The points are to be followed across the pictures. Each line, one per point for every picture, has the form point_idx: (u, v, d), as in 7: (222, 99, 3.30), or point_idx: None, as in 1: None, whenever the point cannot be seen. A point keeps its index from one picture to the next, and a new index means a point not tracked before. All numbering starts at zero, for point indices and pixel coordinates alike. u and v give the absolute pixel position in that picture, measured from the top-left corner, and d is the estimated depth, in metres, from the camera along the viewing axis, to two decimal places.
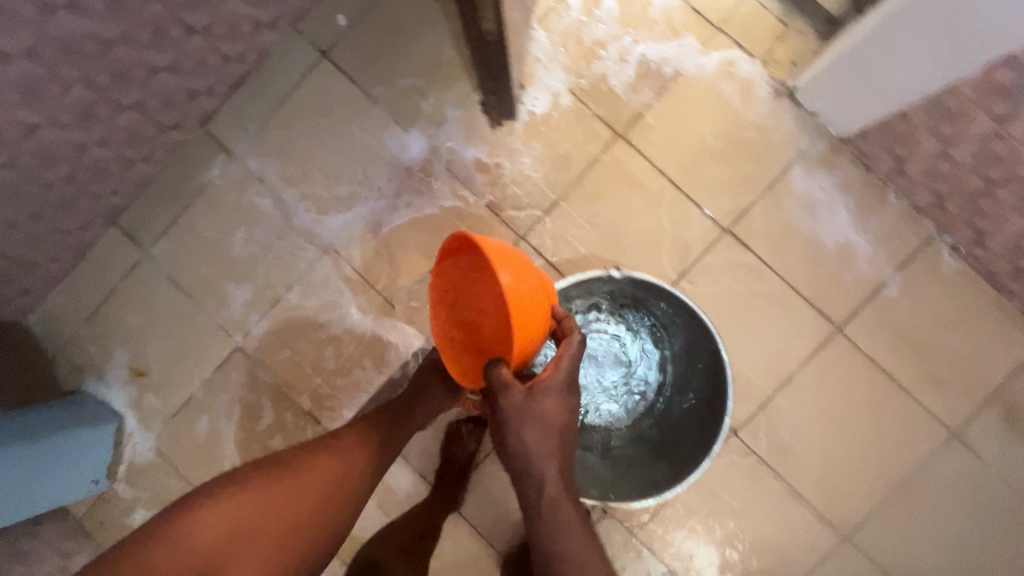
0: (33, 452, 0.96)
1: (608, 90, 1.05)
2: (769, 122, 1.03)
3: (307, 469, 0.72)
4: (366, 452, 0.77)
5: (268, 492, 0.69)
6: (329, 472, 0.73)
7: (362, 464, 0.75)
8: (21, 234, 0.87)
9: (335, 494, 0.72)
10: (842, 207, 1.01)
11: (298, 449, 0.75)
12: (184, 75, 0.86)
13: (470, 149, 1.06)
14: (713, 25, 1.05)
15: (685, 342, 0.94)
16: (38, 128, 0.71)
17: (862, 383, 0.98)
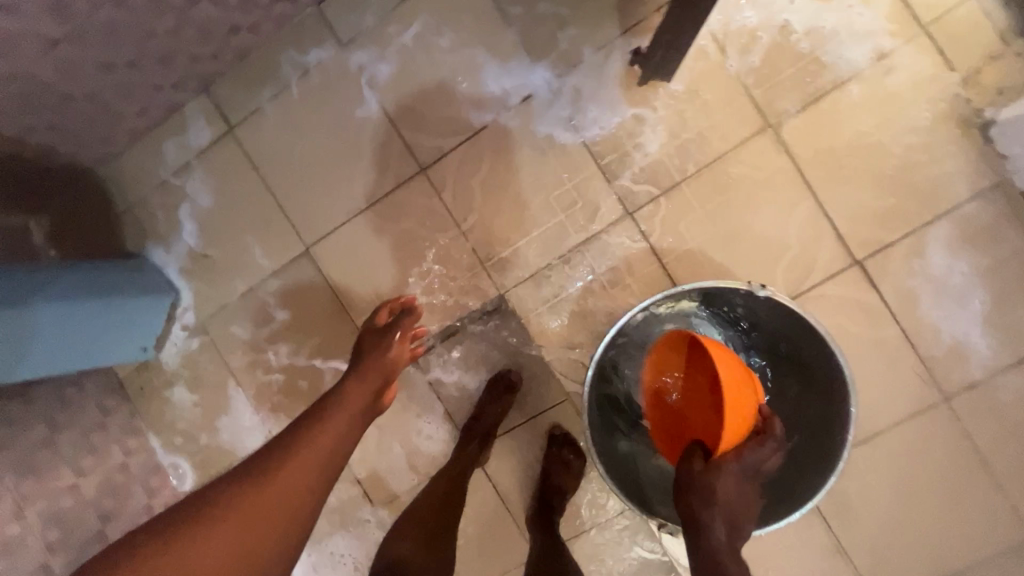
0: (86, 312, 0.92)
1: (770, 72, 0.91)
2: (946, 154, 0.88)
3: (291, 459, 0.53)
4: (351, 430, 0.59)
5: (249, 501, 0.49)
6: (280, 485, 0.51)
7: (330, 454, 0.55)
8: (68, 52, 0.79)
9: (292, 502, 0.51)
10: (1001, 269, 0.88)
11: (272, 440, 0.55)
12: None
13: (598, 101, 0.95)
14: (918, 24, 0.88)
15: (801, 376, 0.80)
16: None
17: (948, 463, 0.90)
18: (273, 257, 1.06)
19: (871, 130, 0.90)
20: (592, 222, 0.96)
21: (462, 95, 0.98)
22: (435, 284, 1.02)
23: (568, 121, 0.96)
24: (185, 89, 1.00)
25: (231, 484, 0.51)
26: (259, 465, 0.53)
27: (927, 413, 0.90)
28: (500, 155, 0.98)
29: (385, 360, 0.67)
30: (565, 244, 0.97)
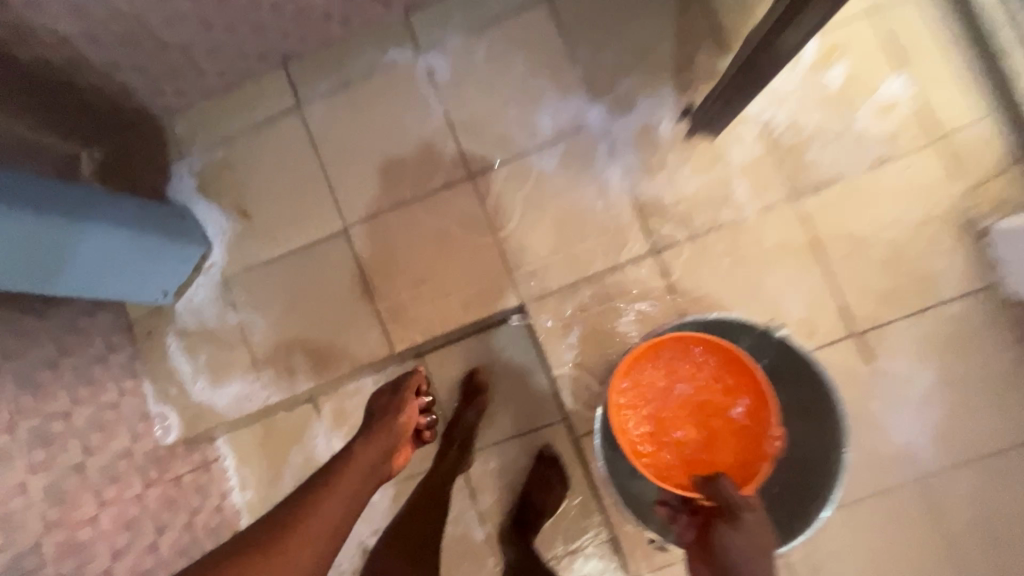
0: (130, 244, 0.93)
1: (802, 148, 1.00)
2: (949, 253, 0.95)
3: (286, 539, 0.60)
4: (342, 513, 0.65)
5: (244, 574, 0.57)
6: (302, 532, 0.61)
7: (339, 521, 0.64)
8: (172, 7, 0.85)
9: (310, 549, 0.61)
10: (986, 366, 0.94)
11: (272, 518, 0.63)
12: None
13: (644, 145, 1.03)
14: (937, 133, 0.97)
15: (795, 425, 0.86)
16: None
17: (917, 541, 0.94)
18: (311, 230, 1.10)
19: (887, 216, 0.97)
20: (618, 253, 1.02)
21: (521, 118, 1.06)
22: (461, 282, 1.06)
23: (613, 158, 1.04)
24: (266, 62, 1.06)
25: (262, 527, 0.62)
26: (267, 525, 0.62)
27: (903, 488, 0.94)
28: (545, 178, 1.05)
29: (391, 427, 0.77)
30: (590, 269, 1.03)
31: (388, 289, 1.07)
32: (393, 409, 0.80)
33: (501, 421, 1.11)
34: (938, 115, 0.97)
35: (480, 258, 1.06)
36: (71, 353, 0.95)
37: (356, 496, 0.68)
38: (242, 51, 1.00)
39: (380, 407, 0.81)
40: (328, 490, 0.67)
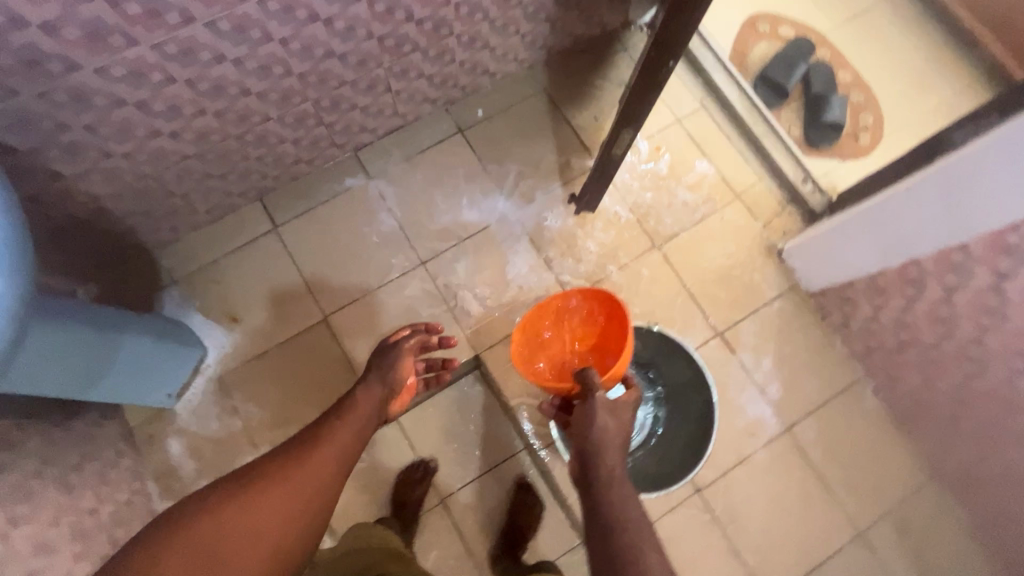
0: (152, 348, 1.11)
1: (653, 212, 1.42)
2: (762, 268, 1.39)
3: (286, 478, 0.77)
4: (337, 463, 0.82)
5: (255, 497, 0.75)
6: (331, 441, 0.84)
7: (332, 467, 0.81)
8: (181, 166, 1.12)
9: (335, 461, 0.82)
10: (805, 340, 1.34)
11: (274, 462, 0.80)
12: (354, 91, 1.20)
13: (547, 224, 1.41)
14: (734, 192, 1.44)
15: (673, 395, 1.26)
16: (228, 83, 0.99)
17: (797, 478, 1.26)
18: (294, 324, 1.33)
19: (718, 250, 1.40)
20: (543, 304, 1.35)
21: (453, 216, 1.41)
22: None
23: (526, 236, 1.40)
24: (247, 198, 1.34)
25: (301, 443, 0.83)
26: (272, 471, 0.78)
27: (778, 440, 1.28)
28: (479, 256, 1.38)
29: (393, 370, 1.01)
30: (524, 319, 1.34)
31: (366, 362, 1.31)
32: (398, 356, 1.03)
33: (472, 458, 1.33)
34: (732, 181, 1.45)
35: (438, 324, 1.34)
36: (89, 459, 1.07)
37: (370, 419, 0.91)
38: (229, 192, 1.27)
39: (389, 350, 1.03)
40: (349, 415, 0.89)
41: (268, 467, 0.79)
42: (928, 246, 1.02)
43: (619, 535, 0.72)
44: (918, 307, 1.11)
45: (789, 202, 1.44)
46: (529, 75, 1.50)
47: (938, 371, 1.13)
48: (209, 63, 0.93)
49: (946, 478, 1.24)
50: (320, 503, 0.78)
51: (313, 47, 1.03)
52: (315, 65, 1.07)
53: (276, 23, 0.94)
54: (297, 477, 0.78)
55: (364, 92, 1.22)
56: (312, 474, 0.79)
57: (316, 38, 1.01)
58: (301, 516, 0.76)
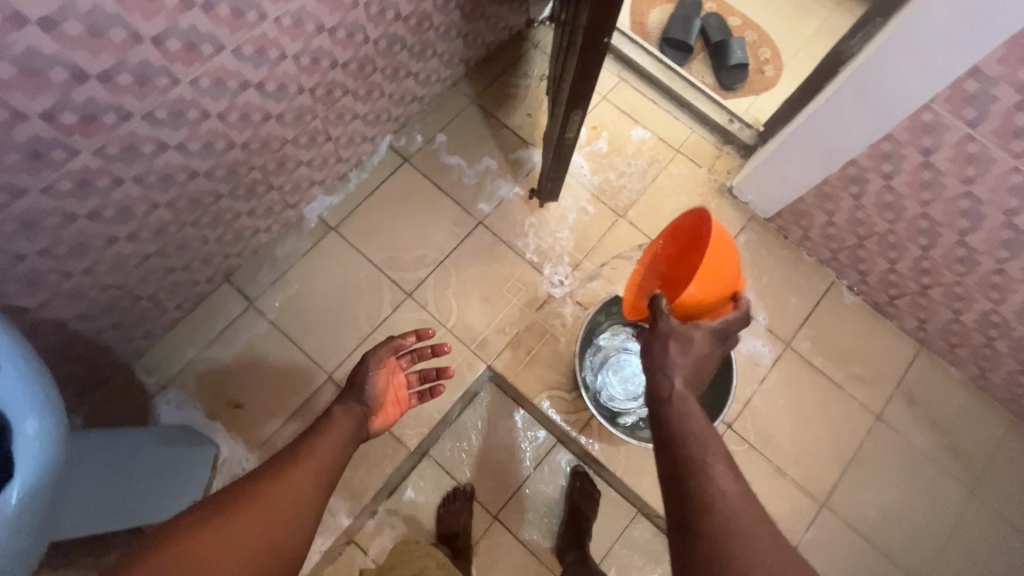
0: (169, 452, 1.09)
1: (608, 186, 1.49)
2: (719, 209, 1.48)
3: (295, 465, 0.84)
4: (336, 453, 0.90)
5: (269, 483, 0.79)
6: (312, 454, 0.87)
7: (331, 458, 0.89)
8: (143, 268, 1.09)
9: (319, 473, 0.85)
10: (777, 261, 1.44)
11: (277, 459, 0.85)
12: (296, 148, 1.20)
13: (514, 224, 1.44)
14: (674, 148, 1.53)
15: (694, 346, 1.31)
16: (173, 170, 0.97)
17: (810, 385, 1.34)
18: (300, 392, 1.30)
19: (676, 204, 1.48)
20: (535, 299, 1.39)
21: (424, 241, 1.42)
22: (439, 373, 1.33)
23: (499, 240, 1.43)
24: (214, 283, 1.31)
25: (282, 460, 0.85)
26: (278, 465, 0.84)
27: (783, 355, 1.36)
28: (461, 272, 1.40)
29: (370, 384, 1.07)
30: (522, 319, 1.37)
31: None
32: (376, 370, 1.09)
33: (512, 466, 1.38)
34: (669, 138, 1.54)
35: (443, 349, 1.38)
36: None
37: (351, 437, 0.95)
38: (197, 281, 1.24)
39: (369, 364, 1.08)
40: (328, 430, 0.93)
41: (252, 482, 0.79)
42: (857, 144, 1.12)
43: (691, 448, 0.69)
44: (864, 202, 1.22)
45: (724, 143, 1.55)
46: (454, 92, 1.55)
47: (898, 251, 1.24)
48: (151, 155, 0.92)
49: (931, 343, 1.36)
50: (306, 515, 0.79)
51: (249, 114, 1.02)
52: (255, 131, 1.07)
53: (209, 99, 0.93)
54: (295, 469, 0.83)
55: (305, 146, 1.22)
56: (295, 486, 0.81)
57: (250, 104, 1.01)
58: (281, 525, 0.75)
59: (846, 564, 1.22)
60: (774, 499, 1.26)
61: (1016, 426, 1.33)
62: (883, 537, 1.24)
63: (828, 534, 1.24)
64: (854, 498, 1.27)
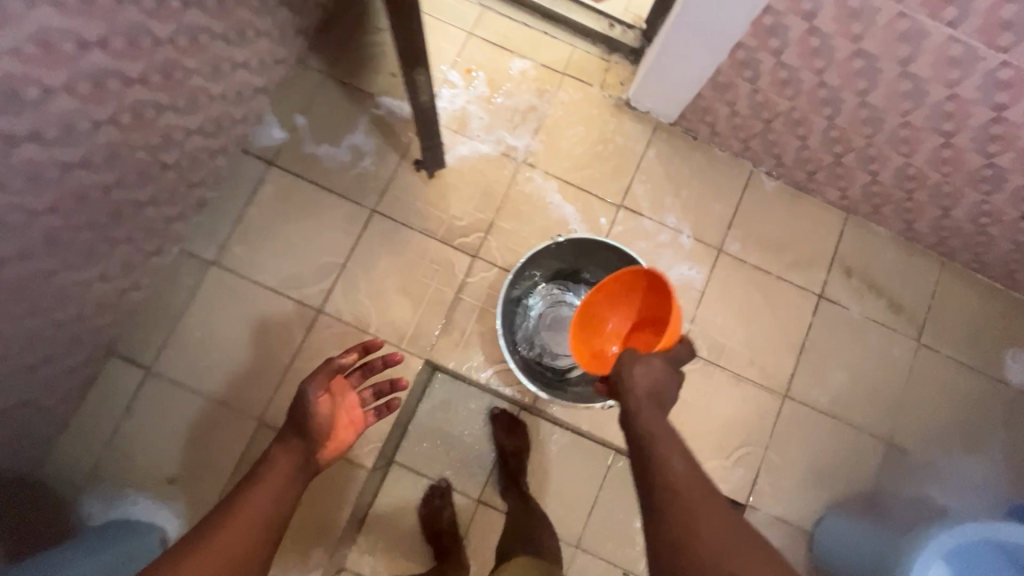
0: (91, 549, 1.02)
1: (500, 131, 1.36)
2: (622, 126, 1.37)
3: (237, 509, 0.74)
4: (289, 484, 0.80)
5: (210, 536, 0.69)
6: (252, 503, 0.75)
7: (283, 490, 0.79)
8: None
9: (253, 530, 0.72)
10: (690, 167, 1.37)
11: (217, 509, 0.74)
12: (127, 188, 1.01)
13: (411, 201, 1.31)
14: (559, 71, 1.39)
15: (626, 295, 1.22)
16: None
17: (750, 284, 1.32)
18: (233, 446, 1.18)
19: (577, 132, 1.37)
20: (456, 276, 1.29)
21: (320, 248, 1.28)
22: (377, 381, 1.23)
23: (400, 224, 1.30)
24: (95, 361, 1.15)
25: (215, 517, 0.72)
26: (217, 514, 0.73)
27: (718, 261, 1.32)
28: (368, 270, 1.28)
29: (314, 415, 0.89)
30: (447, 301, 1.27)
31: None
32: (318, 398, 0.91)
33: (481, 447, 1.33)
34: (552, 61, 1.40)
35: (379, 354, 1.28)
36: None
37: (293, 484, 0.81)
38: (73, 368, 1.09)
39: (309, 392, 0.90)
40: (266, 477, 0.79)
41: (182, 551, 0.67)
42: (739, 24, 1.01)
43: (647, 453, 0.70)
44: (761, 83, 1.13)
45: (611, 52, 1.41)
46: (303, 71, 1.35)
47: (806, 127, 1.18)
48: None
49: (857, 209, 1.33)
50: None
51: (42, 170, 0.81)
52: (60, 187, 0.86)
53: None
54: (239, 514, 0.73)
55: (137, 182, 1.03)
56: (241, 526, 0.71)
57: (39, 159, 0.80)
58: None
59: (816, 445, 1.25)
60: (739, 405, 1.25)
61: (947, 267, 1.34)
62: (846, 409, 1.26)
63: (795, 422, 1.25)
64: (812, 381, 1.27)
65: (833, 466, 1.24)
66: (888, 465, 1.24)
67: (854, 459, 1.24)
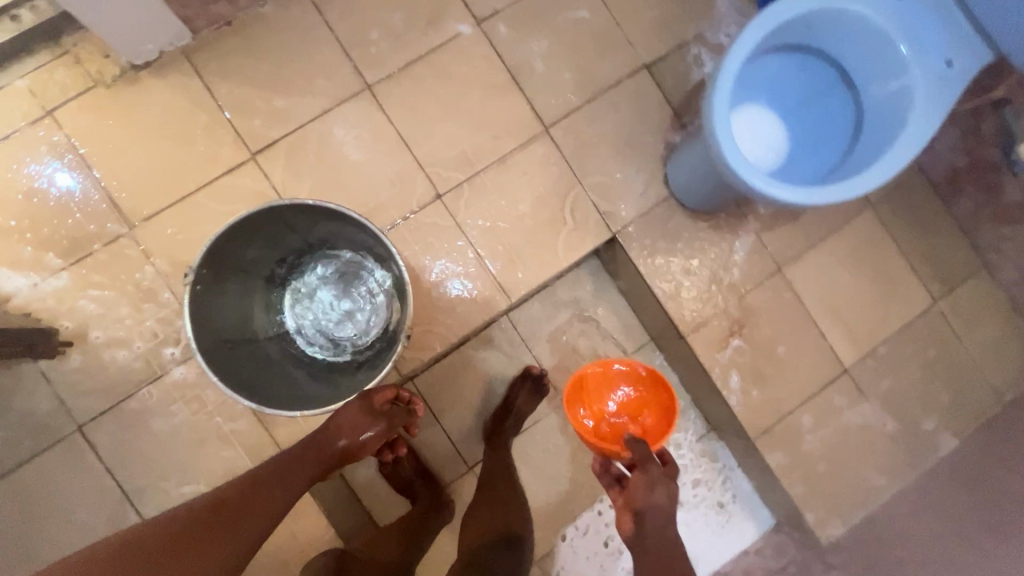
0: None
1: (78, 228, 1.03)
2: (161, 91, 1.05)
3: (280, 465, 0.79)
4: (282, 500, 0.75)
5: (265, 487, 0.75)
6: (254, 519, 0.71)
7: (282, 495, 0.76)
8: None
9: (282, 496, 0.76)
10: (260, 48, 1.08)
11: (260, 471, 0.78)
12: None
13: (98, 376, 1.02)
14: (46, 114, 1.03)
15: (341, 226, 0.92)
16: None
17: (426, 82, 1.12)
18: None
19: (134, 145, 1.05)
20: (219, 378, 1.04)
21: (89, 510, 1.00)
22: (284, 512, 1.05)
23: (116, 404, 1.02)
24: None
25: (194, 523, 0.67)
26: (263, 474, 0.77)
27: (382, 97, 1.11)
28: (149, 467, 1.01)
29: (358, 431, 0.85)
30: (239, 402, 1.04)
31: None
32: (371, 415, 0.86)
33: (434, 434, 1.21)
34: (28, 111, 1.03)
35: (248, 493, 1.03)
36: None
37: (303, 480, 0.80)
38: None
39: (349, 417, 0.85)
40: (297, 457, 0.81)
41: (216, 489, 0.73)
42: None
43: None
44: None
45: (58, 39, 1.04)
46: None
47: None
48: None
49: None
50: (250, 528, 0.70)
51: None
52: None
53: None
54: (283, 471, 0.79)
55: None
56: (280, 475, 0.78)
57: None
58: (236, 524, 0.70)
59: (608, 134, 1.16)
60: (526, 177, 1.14)
61: None
62: (594, 82, 1.16)
63: (576, 136, 1.15)
64: (553, 94, 1.15)
65: (632, 135, 1.17)
66: (663, 81, 1.18)
67: (639, 108, 1.17)
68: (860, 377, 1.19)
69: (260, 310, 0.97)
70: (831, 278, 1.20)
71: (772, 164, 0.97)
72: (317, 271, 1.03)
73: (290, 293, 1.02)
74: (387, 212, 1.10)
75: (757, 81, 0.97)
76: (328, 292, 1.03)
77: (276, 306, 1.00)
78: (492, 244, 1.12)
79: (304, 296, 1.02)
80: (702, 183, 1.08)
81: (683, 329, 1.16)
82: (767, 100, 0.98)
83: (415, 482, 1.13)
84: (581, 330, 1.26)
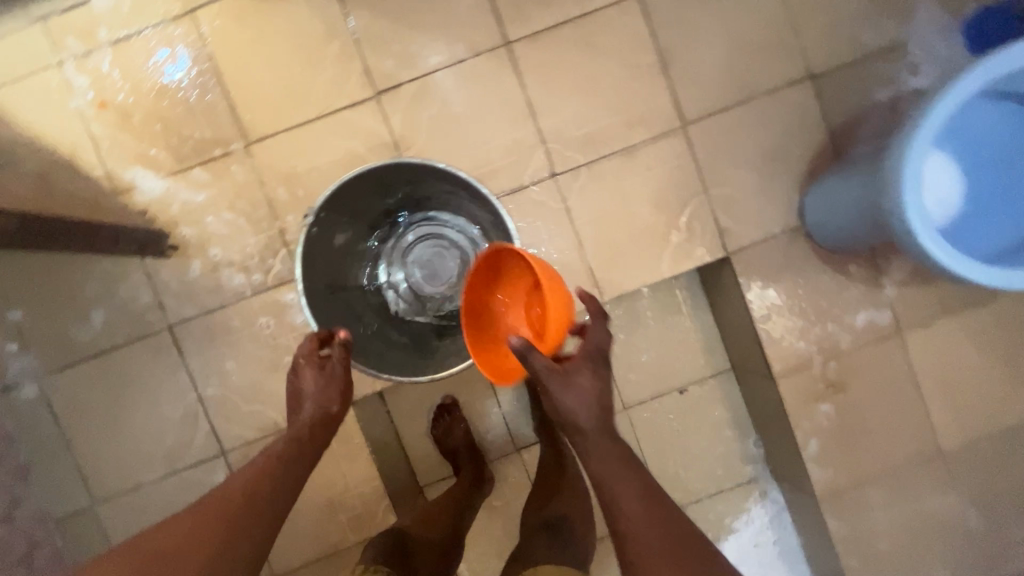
0: None
1: (197, 134, 1.03)
2: (300, 10, 1.02)
3: (267, 461, 0.70)
4: (273, 499, 0.67)
5: (252, 489, 0.66)
6: (241, 526, 0.64)
7: (269, 495, 0.67)
8: None
9: (274, 501, 0.67)
10: None
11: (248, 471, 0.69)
12: None
13: (192, 283, 1.04)
14: (187, 13, 1.02)
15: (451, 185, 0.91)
16: None
17: (567, 51, 1.04)
18: None
19: (263, 61, 1.02)
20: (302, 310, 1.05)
21: (166, 405, 1.05)
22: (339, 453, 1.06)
23: (204, 314, 1.04)
24: None
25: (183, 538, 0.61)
26: (253, 472, 0.69)
27: (519, 58, 1.04)
28: (225, 379, 1.05)
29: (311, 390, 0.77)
30: None
31: (333, 531, 1.07)
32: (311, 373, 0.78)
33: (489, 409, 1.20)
34: (169, 9, 1.02)
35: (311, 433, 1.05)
36: None
37: (293, 471, 0.70)
38: None
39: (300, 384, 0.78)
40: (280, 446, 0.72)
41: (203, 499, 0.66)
42: None
43: None
44: None
45: None
46: None
47: None
48: None
49: None
50: (244, 539, 0.63)
51: None
52: None
53: None
54: (271, 468, 0.69)
55: None
56: (269, 474, 0.69)
57: None
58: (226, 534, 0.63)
59: (748, 145, 1.06)
60: (648, 174, 1.06)
61: None
62: (748, 83, 1.05)
63: (712, 140, 1.05)
64: (699, 89, 1.05)
65: (774, 151, 1.06)
66: (824, 97, 1.05)
67: (790, 122, 1.05)
68: (954, 464, 1.09)
69: (355, 264, 0.97)
70: (954, 353, 1.08)
71: (942, 222, 0.85)
72: (411, 231, 1.00)
73: (383, 250, 1.00)
74: (498, 181, 1.05)
75: (953, 126, 0.85)
76: (419, 254, 1.00)
77: (368, 261, 0.99)
78: (596, 236, 1.06)
79: (396, 254, 1.00)
80: (846, 223, 0.97)
81: (775, 370, 1.08)
82: (958, 150, 0.86)
83: (461, 458, 1.13)
84: (662, 342, 1.20)
